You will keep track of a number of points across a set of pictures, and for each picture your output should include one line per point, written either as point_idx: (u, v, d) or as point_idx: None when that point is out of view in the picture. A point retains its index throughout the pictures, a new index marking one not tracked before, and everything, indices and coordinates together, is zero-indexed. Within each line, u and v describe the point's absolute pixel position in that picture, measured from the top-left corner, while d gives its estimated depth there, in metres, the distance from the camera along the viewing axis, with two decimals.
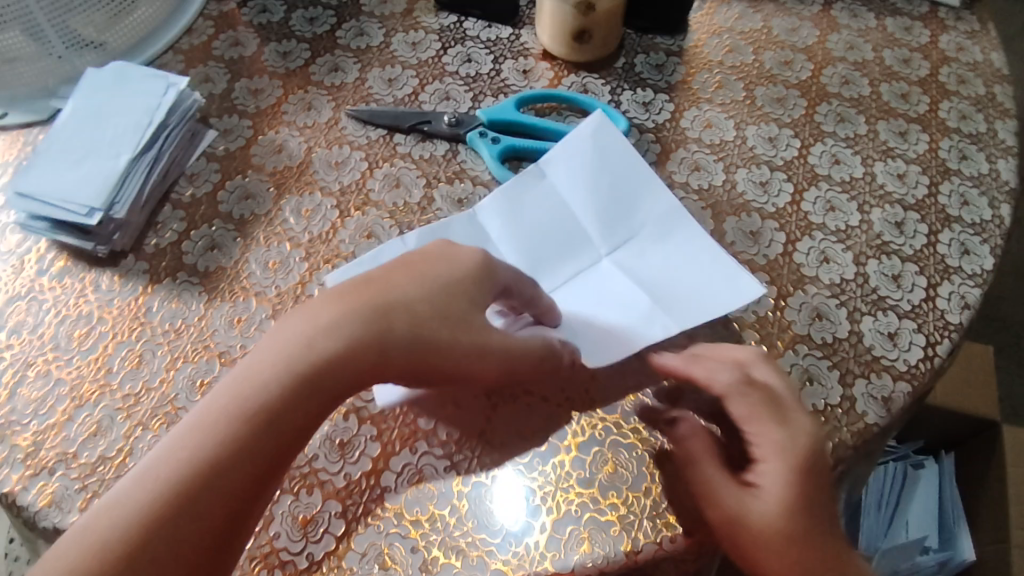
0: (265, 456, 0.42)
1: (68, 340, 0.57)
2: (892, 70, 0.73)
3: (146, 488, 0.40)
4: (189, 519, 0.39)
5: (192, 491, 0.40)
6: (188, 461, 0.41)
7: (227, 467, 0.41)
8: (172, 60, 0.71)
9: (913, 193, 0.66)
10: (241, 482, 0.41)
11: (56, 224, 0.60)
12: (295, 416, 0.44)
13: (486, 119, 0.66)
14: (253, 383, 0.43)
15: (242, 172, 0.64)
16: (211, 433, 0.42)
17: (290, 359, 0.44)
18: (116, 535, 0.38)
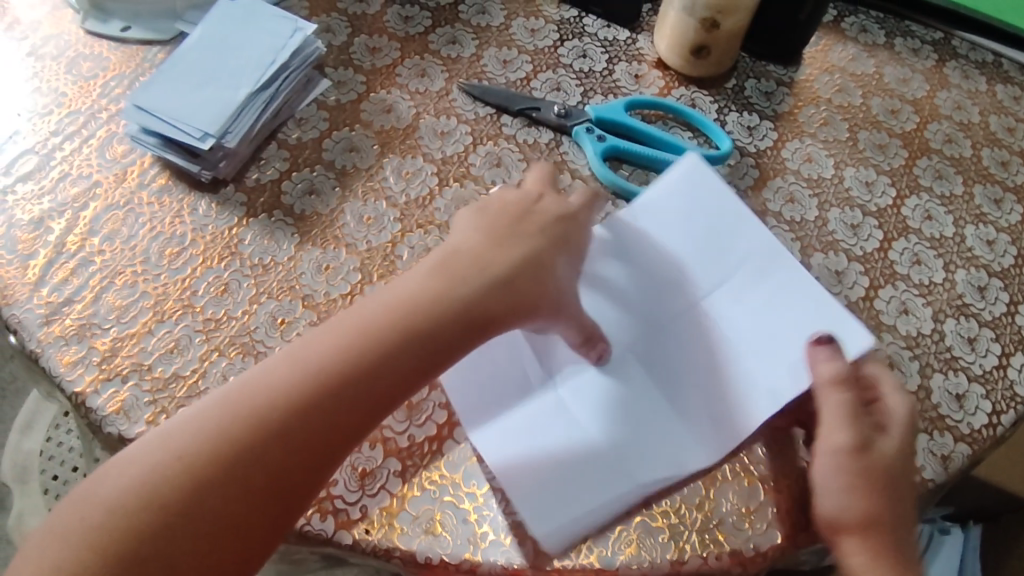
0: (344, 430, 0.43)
1: (159, 256, 0.58)
2: (995, 137, 0.72)
3: (231, 424, 0.42)
4: (255, 464, 0.41)
5: (266, 439, 0.41)
6: (267, 408, 0.42)
7: (303, 424, 0.42)
8: (296, 5, 0.71)
9: (1000, 261, 0.66)
10: (310, 451, 0.42)
11: (166, 141, 0.61)
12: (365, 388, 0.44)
13: (610, 117, 0.66)
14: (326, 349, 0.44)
15: (349, 125, 0.65)
16: (290, 371, 0.43)
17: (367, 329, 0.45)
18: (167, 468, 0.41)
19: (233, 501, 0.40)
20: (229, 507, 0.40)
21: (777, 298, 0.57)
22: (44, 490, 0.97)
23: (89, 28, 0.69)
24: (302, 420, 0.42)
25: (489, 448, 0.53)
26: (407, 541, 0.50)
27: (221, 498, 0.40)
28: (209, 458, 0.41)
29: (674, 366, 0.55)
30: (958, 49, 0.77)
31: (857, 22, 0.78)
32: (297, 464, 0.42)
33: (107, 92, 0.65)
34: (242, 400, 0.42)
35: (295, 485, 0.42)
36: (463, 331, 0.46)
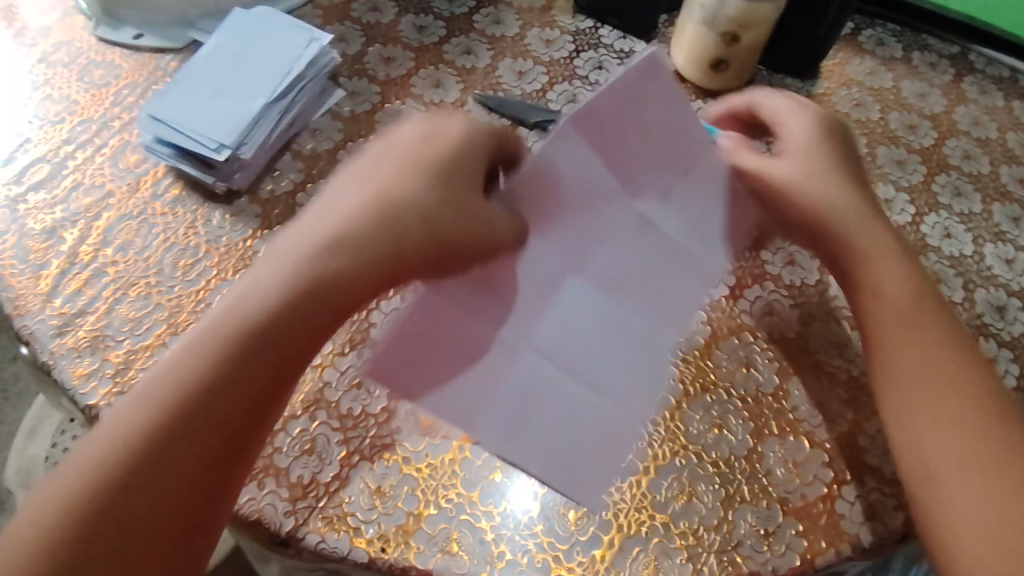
0: (270, 376, 0.45)
1: (173, 267, 0.57)
2: (1013, 153, 0.72)
3: (148, 414, 0.42)
4: (187, 439, 0.42)
5: (190, 408, 0.42)
6: (185, 389, 0.43)
7: (227, 385, 0.43)
8: (310, 13, 0.71)
9: (1019, 280, 0.65)
10: (240, 406, 0.43)
11: (180, 152, 0.60)
12: (296, 333, 0.45)
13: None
14: (247, 301, 0.45)
15: (365, 136, 0.64)
16: (194, 349, 0.44)
17: (294, 274, 0.46)
18: (104, 457, 0.41)
19: (178, 474, 0.41)
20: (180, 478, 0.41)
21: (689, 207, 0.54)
22: None
23: (101, 35, 0.68)
24: (231, 378, 0.43)
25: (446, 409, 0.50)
26: (423, 560, 0.50)
27: (166, 477, 0.41)
28: (133, 449, 0.41)
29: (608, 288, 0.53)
30: (976, 64, 0.77)
31: (874, 35, 0.77)
32: (235, 418, 0.43)
33: (119, 100, 0.65)
34: (150, 393, 0.43)
35: (228, 438, 0.43)
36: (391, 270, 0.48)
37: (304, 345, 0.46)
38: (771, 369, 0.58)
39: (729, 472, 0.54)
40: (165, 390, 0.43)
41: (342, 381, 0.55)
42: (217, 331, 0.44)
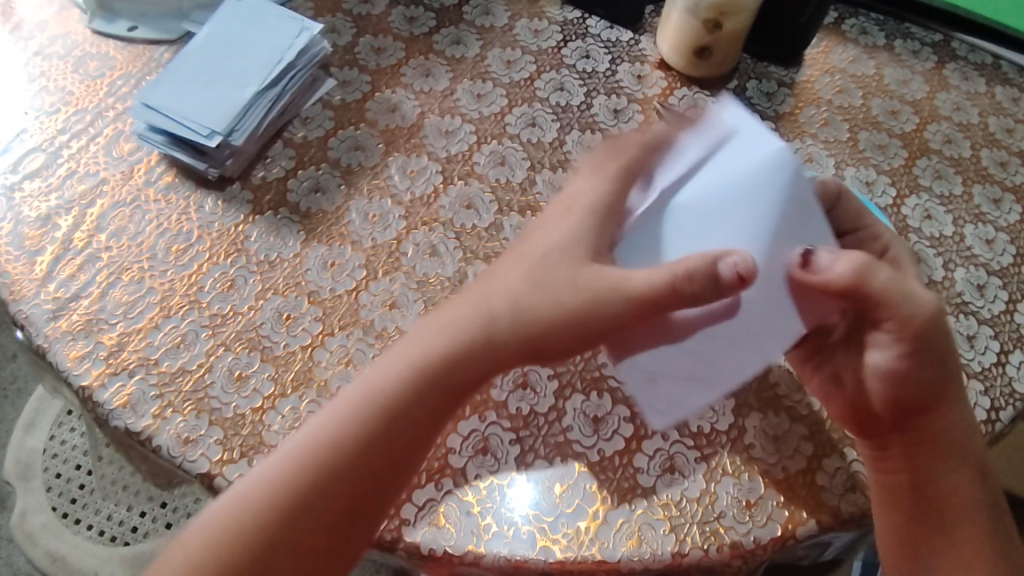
0: (408, 447, 0.47)
1: (165, 253, 0.59)
2: (994, 138, 0.73)
3: (314, 456, 0.46)
4: (364, 466, 0.46)
5: (331, 479, 0.45)
6: (367, 427, 0.46)
7: (395, 424, 0.47)
8: (302, 6, 0.72)
9: (999, 259, 0.67)
10: (440, 411, 0.48)
11: (173, 140, 0.61)
12: (412, 410, 0.47)
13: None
14: (373, 393, 0.47)
15: (355, 124, 0.66)
16: (403, 371, 0.48)
17: (408, 369, 0.48)
18: (248, 528, 0.44)
19: (325, 513, 0.45)
20: (309, 531, 0.45)
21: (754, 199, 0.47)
22: (48, 488, 0.98)
23: (95, 27, 0.69)
24: (366, 454, 0.46)
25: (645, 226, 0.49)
26: (411, 532, 0.51)
27: (327, 505, 0.45)
28: (292, 495, 0.45)
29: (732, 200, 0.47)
30: (958, 51, 0.77)
31: (857, 23, 0.77)
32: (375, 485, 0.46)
33: (114, 91, 0.66)
34: (309, 442, 0.46)
35: (386, 465, 0.46)
36: (482, 337, 0.48)
37: (413, 429, 0.47)
38: None
39: (712, 446, 0.55)
40: (328, 434, 0.46)
41: (332, 360, 0.55)
42: (383, 386, 0.48)
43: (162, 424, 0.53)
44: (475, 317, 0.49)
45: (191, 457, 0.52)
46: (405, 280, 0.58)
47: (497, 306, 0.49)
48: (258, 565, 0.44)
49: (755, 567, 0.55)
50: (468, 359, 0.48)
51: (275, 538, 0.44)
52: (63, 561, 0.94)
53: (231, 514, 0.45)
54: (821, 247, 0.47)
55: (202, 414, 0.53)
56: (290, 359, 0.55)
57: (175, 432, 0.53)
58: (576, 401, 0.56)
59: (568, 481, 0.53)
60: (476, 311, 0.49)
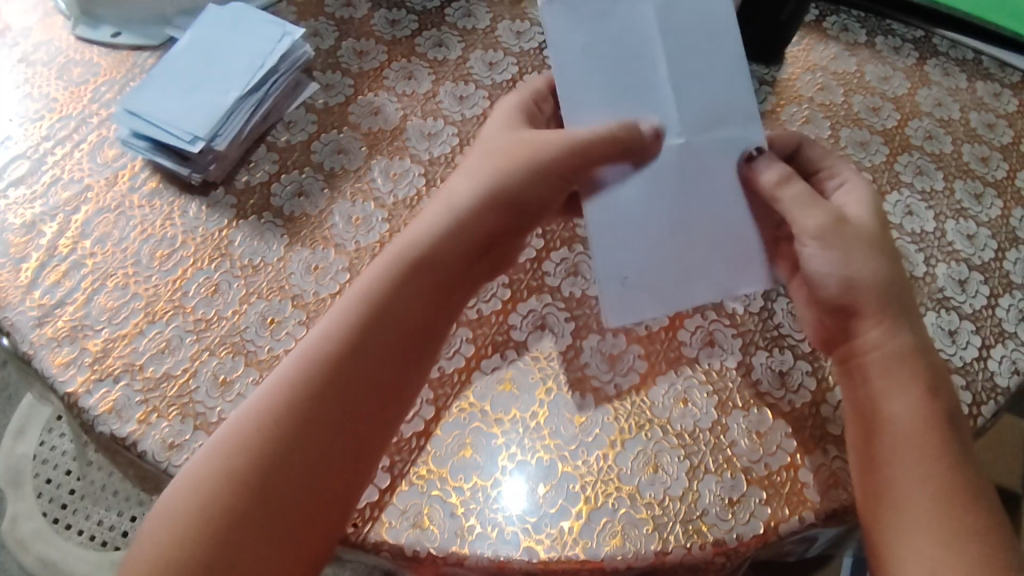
0: (413, 333, 0.49)
1: (149, 258, 0.59)
2: (976, 133, 0.73)
3: (310, 365, 0.46)
4: (360, 367, 0.47)
5: (341, 372, 0.47)
6: (360, 329, 0.48)
7: (388, 316, 0.48)
8: (285, 10, 0.72)
9: (980, 254, 0.68)
10: (438, 296, 0.51)
11: (156, 146, 0.62)
12: (410, 301, 0.49)
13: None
14: (374, 289, 0.49)
15: (338, 127, 0.66)
16: (400, 260, 0.50)
17: (400, 257, 0.50)
18: (259, 433, 0.45)
19: (340, 403, 0.46)
20: (323, 425, 0.45)
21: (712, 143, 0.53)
22: (39, 493, 0.99)
23: (79, 34, 0.69)
24: (369, 348, 0.48)
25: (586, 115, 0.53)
26: (395, 534, 0.52)
27: (339, 406, 0.46)
28: (303, 391, 0.46)
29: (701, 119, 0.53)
30: (939, 47, 0.77)
31: (838, 21, 0.78)
32: (383, 373, 0.48)
33: (98, 97, 0.66)
34: (299, 358, 0.47)
35: (390, 353, 0.48)
36: (472, 227, 0.52)
37: (417, 314, 0.49)
38: (735, 344, 0.60)
39: (694, 444, 0.56)
40: (318, 346, 0.47)
41: None
42: (369, 289, 0.49)
43: (147, 430, 0.53)
44: (461, 206, 0.52)
45: (176, 462, 0.52)
46: None
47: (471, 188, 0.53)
48: (266, 483, 0.44)
49: (739, 564, 0.55)
50: (453, 249, 0.51)
51: (282, 450, 0.44)
52: (55, 564, 0.95)
53: (229, 442, 0.45)
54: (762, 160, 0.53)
55: (187, 419, 0.53)
56: (274, 364, 0.55)
57: (160, 437, 0.53)
58: (559, 401, 0.57)
59: (552, 480, 0.54)
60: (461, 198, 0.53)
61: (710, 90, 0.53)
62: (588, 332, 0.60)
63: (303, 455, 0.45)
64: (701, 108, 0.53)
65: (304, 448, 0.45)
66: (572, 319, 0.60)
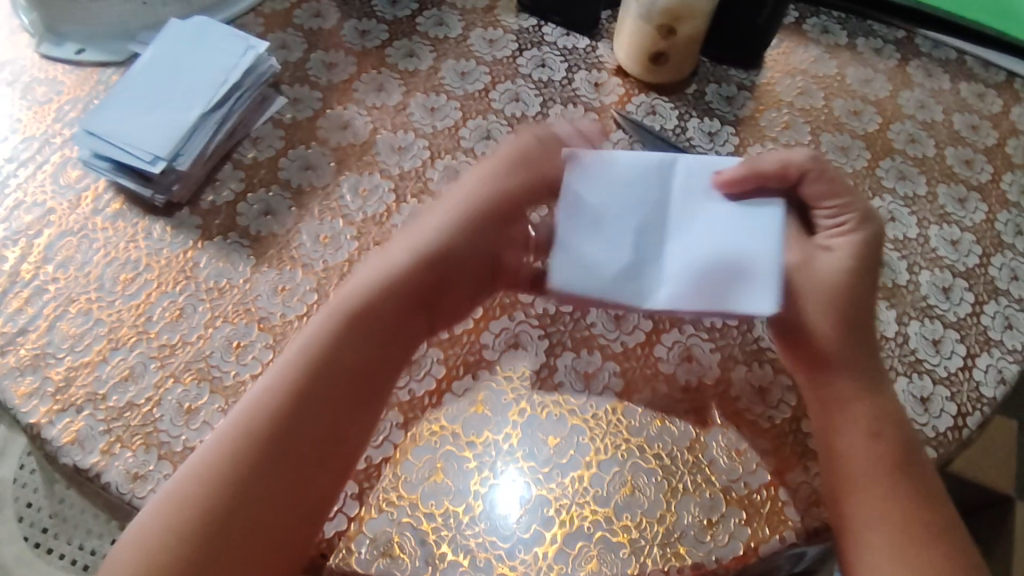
0: (361, 368, 0.50)
1: (113, 282, 0.58)
2: (959, 135, 0.72)
3: (259, 412, 0.47)
4: (309, 422, 0.47)
5: (288, 415, 0.47)
6: (308, 384, 0.48)
7: (335, 358, 0.50)
8: (252, 21, 0.70)
9: (965, 260, 0.67)
10: (387, 335, 0.52)
11: (118, 166, 0.60)
12: (357, 343, 0.50)
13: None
14: (319, 335, 0.50)
15: (306, 143, 0.64)
16: (344, 307, 0.52)
17: (348, 304, 0.52)
18: (208, 485, 0.45)
19: (292, 444, 0.47)
20: (276, 465, 0.46)
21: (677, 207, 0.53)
22: (19, 517, 0.98)
23: (43, 52, 0.68)
24: (314, 389, 0.48)
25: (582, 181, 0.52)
26: (365, 564, 0.50)
27: (297, 445, 0.47)
28: (255, 437, 0.46)
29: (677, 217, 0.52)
30: (922, 47, 0.76)
31: (819, 23, 0.76)
32: (333, 409, 0.48)
33: (61, 116, 0.65)
34: (246, 415, 0.47)
35: (337, 390, 0.49)
36: (422, 267, 0.53)
37: (366, 354, 0.51)
38: (713, 359, 0.59)
39: (672, 463, 0.55)
40: (267, 401, 0.48)
41: None
42: (320, 344, 0.50)
43: (110, 461, 0.51)
44: (409, 261, 0.54)
45: (140, 493, 0.51)
46: None
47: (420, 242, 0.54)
48: (223, 518, 0.44)
49: None
50: (405, 283, 0.53)
51: (228, 508, 0.44)
52: None
53: (178, 501, 0.45)
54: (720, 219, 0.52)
55: (151, 448, 0.52)
56: (239, 390, 0.54)
57: (123, 467, 0.51)
58: (533, 422, 0.56)
59: (525, 505, 0.53)
60: (411, 252, 0.54)
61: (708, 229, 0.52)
62: (563, 350, 0.59)
63: (259, 495, 0.45)
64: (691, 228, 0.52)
65: (258, 490, 0.45)
66: (545, 335, 0.59)
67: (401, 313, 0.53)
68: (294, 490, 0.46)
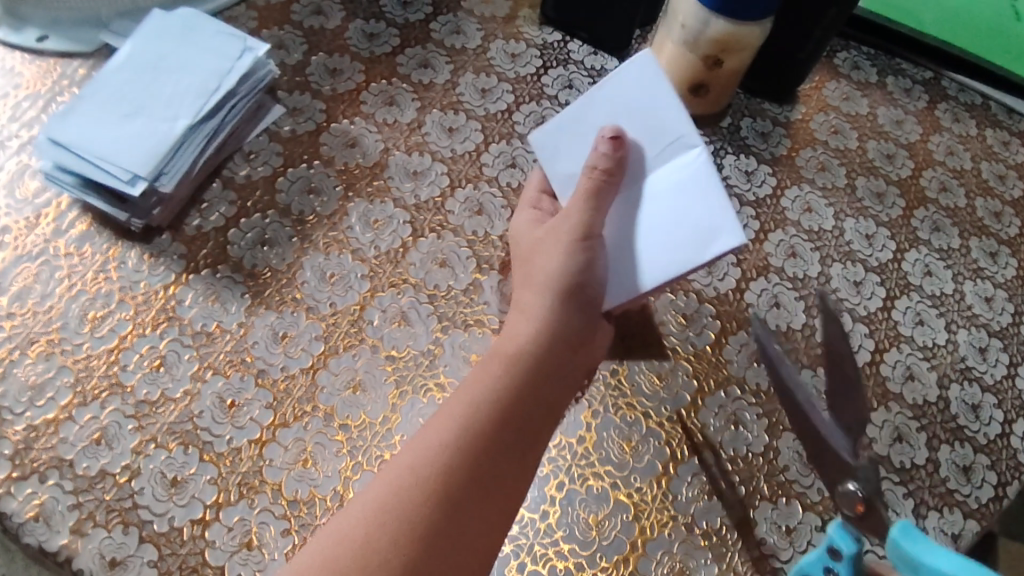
0: (529, 424, 0.43)
1: (80, 321, 0.49)
2: (988, 185, 0.69)
3: (429, 461, 0.40)
4: (486, 478, 0.41)
5: (467, 464, 0.41)
6: (464, 432, 0.41)
7: (514, 407, 0.43)
8: (244, 15, 0.62)
9: (999, 319, 0.63)
10: (545, 392, 0.44)
11: (87, 182, 0.51)
12: (528, 393, 0.44)
13: (926, 555, 0.36)
14: (484, 376, 0.44)
15: (307, 161, 0.56)
16: (510, 350, 0.45)
17: (515, 353, 0.45)
18: (378, 538, 0.38)
19: (463, 496, 0.40)
20: (449, 520, 0.39)
21: (662, 172, 0.47)
22: None
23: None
24: (498, 439, 0.42)
25: (551, 145, 0.51)
26: None
27: (464, 497, 0.40)
28: (430, 485, 0.40)
29: (663, 195, 0.47)
30: (948, 90, 0.73)
31: (849, 58, 0.73)
32: (506, 460, 0.42)
33: (18, 115, 0.55)
34: (393, 472, 0.40)
35: (513, 441, 0.42)
36: (560, 307, 0.46)
37: (529, 403, 0.44)
38: (761, 426, 0.53)
39: (723, 543, 0.49)
40: (417, 454, 0.41)
41: (287, 458, 0.46)
42: (467, 391, 0.44)
43: (82, 543, 0.43)
44: (545, 307, 0.46)
45: None
46: (372, 355, 0.50)
47: (546, 282, 0.46)
48: None
49: None
50: (550, 329, 0.45)
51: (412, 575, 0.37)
52: None
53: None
54: (689, 184, 0.46)
55: (130, 529, 0.44)
56: (234, 460, 0.46)
57: (98, 552, 0.43)
58: (573, 498, 0.50)
59: None
60: (541, 297, 0.46)
61: (674, 181, 0.47)
62: (603, 413, 0.52)
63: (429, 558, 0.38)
64: (669, 203, 0.46)
65: (437, 545, 0.38)
66: (581, 396, 0.53)
67: (557, 364, 0.45)
68: (462, 548, 0.39)
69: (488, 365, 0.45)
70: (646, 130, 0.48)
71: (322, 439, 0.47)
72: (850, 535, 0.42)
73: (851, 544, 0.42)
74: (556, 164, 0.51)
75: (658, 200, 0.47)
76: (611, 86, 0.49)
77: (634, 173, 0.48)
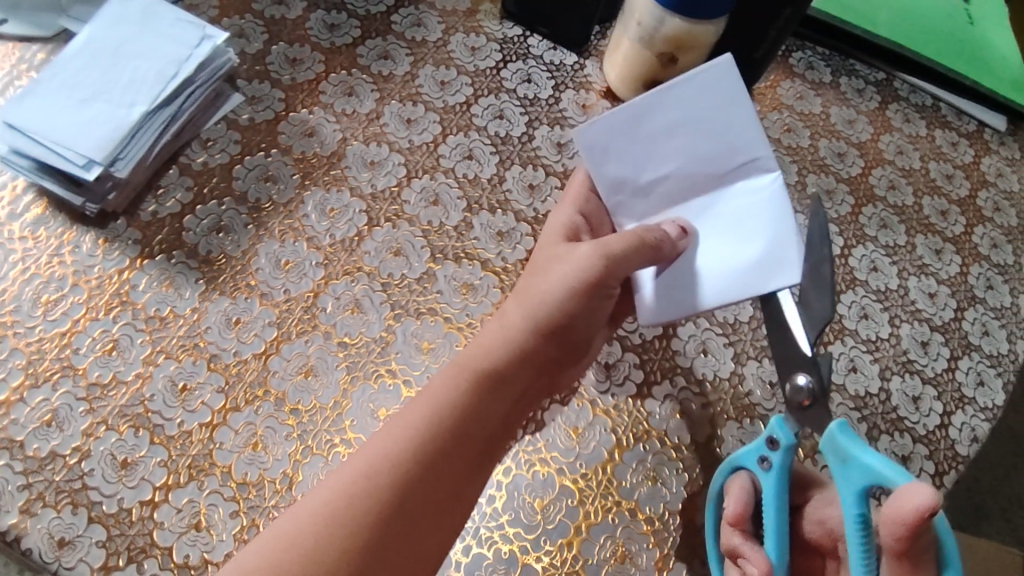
0: (488, 437, 0.45)
1: (33, 304, 0.49)
2: (935, 184, 0.71)
3: (388, 465, 0.41)
4: (434, 482, 0.42)
5: (425, 471, 0.41)
6: (424, 440, 0.42)
7: (475, 422, 0.44)
8: (205, 4, 0.62)
9: (941, 314, 0.65)
10: (507, 407, 0.45)
11: (42, 166, 0.52)
12: (491, 408, 0.45)
13: (861, 454, 0.40)
14: (450, 387, 0.44)
15: (265, 149, 0.57)
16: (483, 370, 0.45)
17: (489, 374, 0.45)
18: (332, 537, 0.39)
19: (419, 503, 0.41)
20: (404, 526, 0.40)
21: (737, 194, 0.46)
22: None
23: None
24: (457, 449, 0.43)
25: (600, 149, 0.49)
26: None
27: (420, 503, 0.41)
28: (386, 487, 0.40)
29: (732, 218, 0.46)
30: (900, 91, 0.75)
31: (803, 58, 0.74)
32: (462, 471, 0.43)
33: None
34: (346, 470, 0.41)
35: (471, 454, 0.44)
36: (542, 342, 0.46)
37: (490, 417, 0.45)
38: (705, 414, 0.55)
39: (664, 527, 0.51)
40: (374, 458, 0.41)
41: (237, 442, 0.47)
42: (430, 397, 0.44)
43: (31, 523, 0.44)
44: (530, 340, 0.46)
45: (67, 564, 0.43)
46: (323, 341, 0.51)
47: (536, 312, 0.47)
48: None
49: None
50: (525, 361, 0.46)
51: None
52: None
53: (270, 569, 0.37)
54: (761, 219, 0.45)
55: (79, 509, 0.44)
56: (184, 442, 0.47)
57: (47, 532, 0.43)
58: (519, 483, 0.51)
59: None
60: (529, 327, 0.47)
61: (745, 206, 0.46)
62: (552, 400, 0.53)
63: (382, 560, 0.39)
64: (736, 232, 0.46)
65: (391, 551, 0.39)
66: None
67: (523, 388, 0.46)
68: (414, 553, 0.40)
69: (457, 379, 0.45)
70: (709, 148, 0.46)
71: (273, 423, 0.48)
72: (790, 428, 0.45)
73: (791, 436, 0.45)
74: (604, 167, 0.49)
75: (726, 224, 0.46)
76: (679, 93, 0.46)
77: (693, 193, 0.48)
